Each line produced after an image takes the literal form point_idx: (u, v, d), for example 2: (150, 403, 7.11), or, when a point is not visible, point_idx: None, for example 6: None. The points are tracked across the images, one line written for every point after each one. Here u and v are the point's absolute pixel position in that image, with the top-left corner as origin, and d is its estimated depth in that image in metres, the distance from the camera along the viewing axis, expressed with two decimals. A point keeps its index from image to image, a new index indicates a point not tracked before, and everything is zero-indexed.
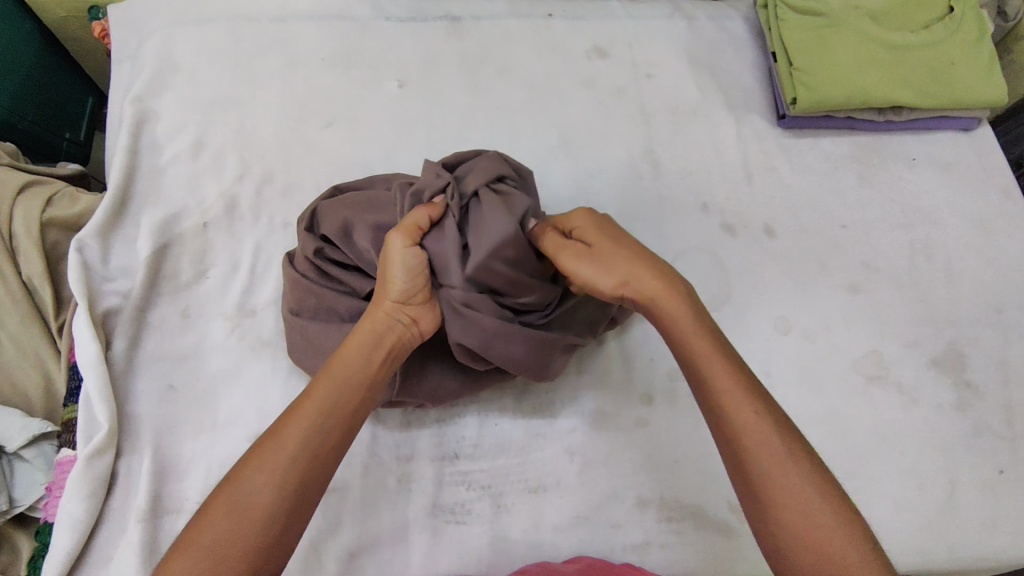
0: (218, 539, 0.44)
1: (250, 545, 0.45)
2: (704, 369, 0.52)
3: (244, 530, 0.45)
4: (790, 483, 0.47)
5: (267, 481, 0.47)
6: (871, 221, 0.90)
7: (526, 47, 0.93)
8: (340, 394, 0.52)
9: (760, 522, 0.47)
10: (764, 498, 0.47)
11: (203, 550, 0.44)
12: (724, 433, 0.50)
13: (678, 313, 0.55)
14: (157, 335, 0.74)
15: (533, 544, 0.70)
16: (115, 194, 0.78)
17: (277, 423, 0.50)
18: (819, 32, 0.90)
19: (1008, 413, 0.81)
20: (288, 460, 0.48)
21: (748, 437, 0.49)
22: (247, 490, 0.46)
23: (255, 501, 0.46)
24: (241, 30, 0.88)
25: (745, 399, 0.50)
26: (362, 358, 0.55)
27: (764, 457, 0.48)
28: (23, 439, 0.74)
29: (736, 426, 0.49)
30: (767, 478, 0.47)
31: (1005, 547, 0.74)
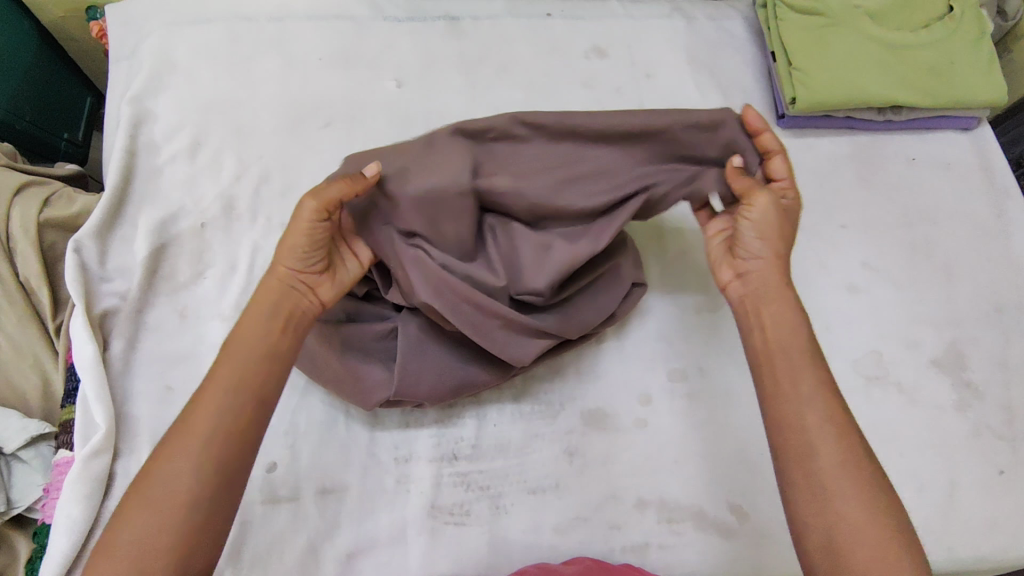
0: (138, 537, 0.45)
1: (174, 538, 0.45)
2: (795, 364, 0.55)
3: (165, 524, 0.46)
4: (846, 479, 0.49)
5: (180, 475, 0.47)
6: (870, 221, 0.90)
7: (525, 47, 0.93)
8: (239, 378, 0.52)
9: (815, 515, 0.49)
10: (823, 486, 0.50)
11: (127, 550, 0.45)
12: (791, 424, 0.53)
13: (776, 303, 0.59)
14: (156, 336, 0.74)
15: (532, 545, 0.70)
16: (113, 195, 0.78)
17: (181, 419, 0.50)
18: (818, 31, 0.90)
19: (1007, 413, 0.81)
20: (196, 448, 0.48)
21: (822, 430, 0.52)
22: (161, 486, 0.47)
23: (171, 496, 0.46)
24: (239, 30, 0.88)
25: (821, 392, 0.53)
26: (259, 337, 0.54)
27: (830, 450, 0.51)
28: (21, 441, 0.74)
29: (805, 416, 0.52)
30: (829, 470, 0.50)
31: (1005, 547, 0.74)
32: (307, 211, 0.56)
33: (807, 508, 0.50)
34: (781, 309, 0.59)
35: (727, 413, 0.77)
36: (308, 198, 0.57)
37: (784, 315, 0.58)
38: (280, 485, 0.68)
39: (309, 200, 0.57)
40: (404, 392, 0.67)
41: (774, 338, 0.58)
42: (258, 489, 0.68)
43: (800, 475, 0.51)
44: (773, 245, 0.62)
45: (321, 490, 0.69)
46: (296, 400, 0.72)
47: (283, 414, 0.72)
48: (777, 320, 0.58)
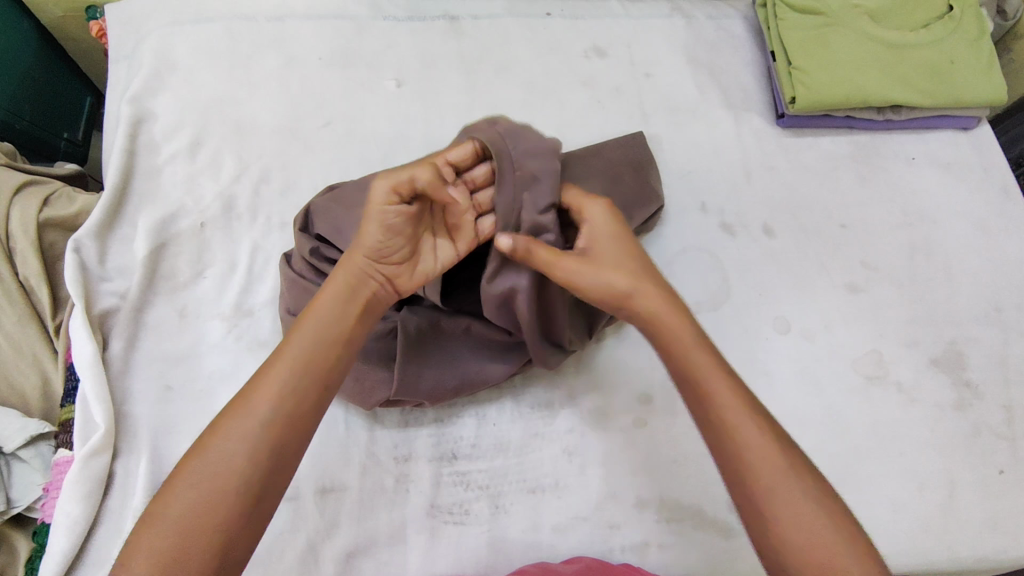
0: (184, 515, 0.45)
1: (223, 518, 0.46)
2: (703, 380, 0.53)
3: (213, 505, 0.46)
4: (795, 501, 0.48)
5: (236, 453, 0.47)
6: (869, 221, 0.90)
7: (525, 47, 0.93)
8: (302, 366, 0.51)
9: (760, 530, 0.49)
10: (772, 515, 0.48)
11: (174, 526, 0.45)
12: (729, 453, 0.50)
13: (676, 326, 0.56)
14: (155, 336, 0.74)
15: (532, 544, 0.70)
16: (112, 194, 0.78)
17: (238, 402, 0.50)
18: (817, 31, 0.90)
19: (1007, 413, 0.81)
20: (256, 431, 0.48)
21: (759, 454, 0.49)
22: (213, 465, 0.47)
23: (220, 477, 0.47)
24: (238, 29, 0.88)
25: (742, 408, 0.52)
26: (334, 326, 0.54)
27: (767, 474, 0.49)
28: (21, 440, 0.74)
29: (740, 444, 0.50)
30: (771, 495, 0.48)
31: (1004, 547, 0.74)
32: (381, 190, 0.55)
33: (755, 528, 0.49)
34: (678, 326, 0.56)
35: None
36: (381, 180, 0.55)
37: (681, 328, 0.55)
38: None
39: (382, 182, 0.55)
40: (402, 391, 0.67)
41: (680, 357, 0.54)
42: None
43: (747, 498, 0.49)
44: (618, 278, 0.57)
45: (321, 490, 0.69)
46: None
47: None
48: (679, 340, 0.55)
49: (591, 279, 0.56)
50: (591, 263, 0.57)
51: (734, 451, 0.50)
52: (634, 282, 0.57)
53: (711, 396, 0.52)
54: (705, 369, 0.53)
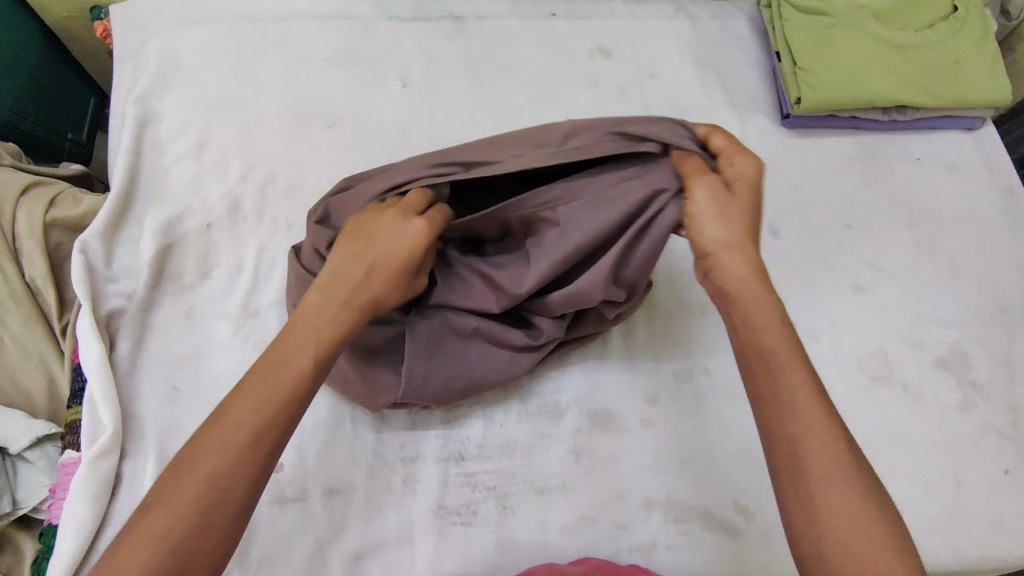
0: (177, 532, 0.42)
1: (214, 542, 0.43)
2: (776, 364, 0.51)
3: (206, 522, 0.43)
4: (842, 488, 0.46)
5: (229, 467, 0.44)
6: (875, 221, 0.90)
7: (530, 47, 0.93)
8: (311, 374, 0.49)
9: (800, 520, 0.47)
10: (816, 497, 0.46)
11: (164, 543, 0.41)
12: (784, 432, 0.49)
13: (760, 295, 0.53)
14: (162, 337, 0.74)
15: (539, 545, 0.70)
16: (118, 195, 0.78)
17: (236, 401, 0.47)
18: (823, 31, 0.90)
19: (1012, 413, 0.81)
20: (252, 444, 0.45)
21: (811, 435, 0.48)
22: (209, 479, 0.43)
23: (217, 489, 0.43)
24: (244, 30, 0.88)
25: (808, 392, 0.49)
26: (336, 337, 0.51)
27: (823, 458, 0.47)
28: (27, 441, 0.74)
29: (799, 423, 0.48)
30: (824, 479, 0.47)
31: (1009, 547, 0.75)
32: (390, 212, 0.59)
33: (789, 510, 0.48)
34: (759, 301, 0.53)
35: (733, 414, 0.77)
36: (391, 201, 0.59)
37: (766, 305, 0.53)
38: (286, 486, 0.68)
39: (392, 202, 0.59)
40: (415, 392, 0.68)
41: (754, 333, 0.52)
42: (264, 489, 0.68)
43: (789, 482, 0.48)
44: (727, 228, 0.54)
45: (328, 491, 0.69)
46: None
47: None
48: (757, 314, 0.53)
49: (707, 222, 0.54)
50: (716, 206, 0.54)
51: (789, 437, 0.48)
52: (738, 238, 0.55)
53: (781, 379, 0.50)
54: (779, 354, 0.51)
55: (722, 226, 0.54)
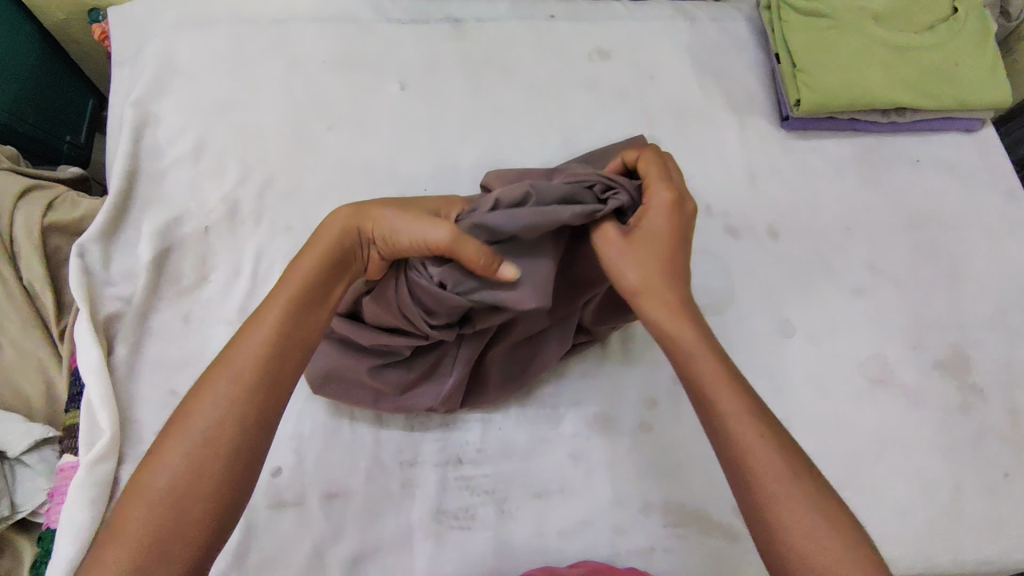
0: (170, 483, 0.44)
1: (207, 489, 0.44)
2: (708, 389, 0.53)
3: (196, 467, 0.45)
4: (799, 509, 0.48)
5: (218, 412, 0.47)
6: (874, 224, 0.90)
7: (528, 49, 0.93)
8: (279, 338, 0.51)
9: (762, 534, 0.49)
10: (771, 521, 0.48)
11: (155, 495, 0.44)
12: (737, 460, 0.50)
13: (675, 325, 0.56)
14: (159, 341, 0.74)
15: (537, 548, 0.70)
16: (116, 199, 0.78)
17: (224, 355, 0.50)
18: (822, 33, 0.90)
19: (1012, 416, 0.81)
20: (230, 396, 0.47)
21: (761, 461, 0.49)
22: (197, 429, 0.46)
23: (206, 437, 0.46)
24: (242, 33, 0.88)
25: (750, 418, 0.51)
26: (318, 283, 0.54)
27: (772, 481, 0.48)
28: (25, 445, 0.75)
29: (745, 449, 0.50)
30: (777, 503, 0.48)
31: (1009, 550, 0.75)
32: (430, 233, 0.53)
33: (755, 529, 0.49)
34: (680, 325, 0.56)
35: None
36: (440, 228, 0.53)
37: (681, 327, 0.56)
38: (285, 490, 0.68)
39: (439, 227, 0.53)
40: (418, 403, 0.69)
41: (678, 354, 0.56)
42: (263, 493, 0.68)
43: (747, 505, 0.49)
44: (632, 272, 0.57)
45: (326, 495, 0.69)
46: (301, 404, 0.72)
47: (288, 418, 0.72)
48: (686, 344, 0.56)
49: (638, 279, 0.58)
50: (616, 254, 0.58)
51: (741, 466, 0.50)
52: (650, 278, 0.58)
53: (712, 404, 0.52)
54: (706, 377, 0.54)
55: (631, 271, 0.57)
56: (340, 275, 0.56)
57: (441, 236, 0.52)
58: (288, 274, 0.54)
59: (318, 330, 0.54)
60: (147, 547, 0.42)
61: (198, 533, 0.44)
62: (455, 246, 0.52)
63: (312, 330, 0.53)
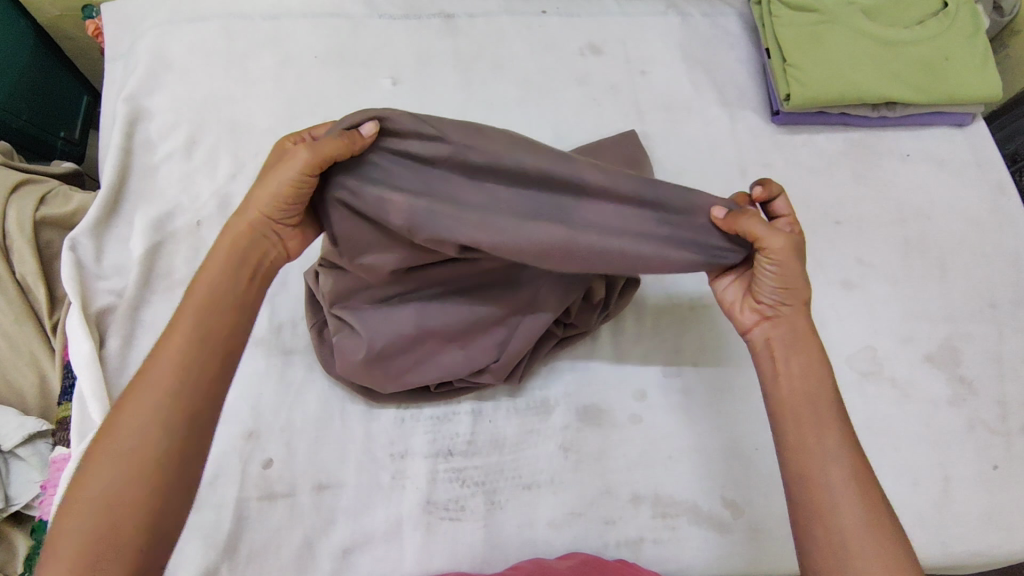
0: (104, 493, 0.44)
1: (144, 493, 0.45)
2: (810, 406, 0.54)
3: (129, 475, 0.45)
4: (867, 520, 0.50)
5: (144, 423, 0.46)
6: (865, 217, 0.90)
7: (520, 45, 0.93)
8: (206, 341, 0.50)
9: (822, 527, 0.50)
10: (839, 523, 0.50)
11: (91, 505, 0.44)
12: (822, 466, 0.52)
13: (806, 345, 0.57)
14: (151, 334, 0.74)
15: (527, 540, 0.70)
16: (108, 193, 0.78)
17: (145, 367, 0.49)
18: (811, 28, 0.91)
19: (1001, 408, 0.81)
20: (161, 400, 0.47)
21: (842, 473, 0.51)
22: (124, 440, 0.46)
23: (135, 447, 0.45)
24: (235, 29, 0.88)
25: (842, 437, 0.53)
26: (226, 289, 0.53)
27: (849, 491, 0.51)
28: (18, 439, 0.76)
29: (833, 459, 0.52)
30: (847, 508, 0.50)
31: (998, 542, 0.75)
32: (298, 160, 0.52)
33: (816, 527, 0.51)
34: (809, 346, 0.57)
35: (723, 410, 0.77)
36: (302, 149, 0.52)
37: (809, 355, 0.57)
38: (276, 481, 0.69)
39: (302, 150, 0.52)
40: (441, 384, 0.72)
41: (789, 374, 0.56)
42: (254, 484, 0.69)
43: (816, 499, 0.51)
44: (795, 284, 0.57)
45: (316, 487, 0.69)
46: (293, 397, 0.73)
47: (279, 411, 0.72)
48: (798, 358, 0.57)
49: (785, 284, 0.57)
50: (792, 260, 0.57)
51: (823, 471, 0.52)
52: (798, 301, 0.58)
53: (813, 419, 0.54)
54: (814, 393, 0.55)
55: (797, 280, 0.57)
56: (251, 275, 0.55)
57: (301, 153, 0.52)
58: (195, 287, 0.53)
59: (239, 333, 0.53)
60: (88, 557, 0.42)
61: (144, 533, 0.44)
62: (317, 157, 0.51)
63: (236, 330, 0.52)
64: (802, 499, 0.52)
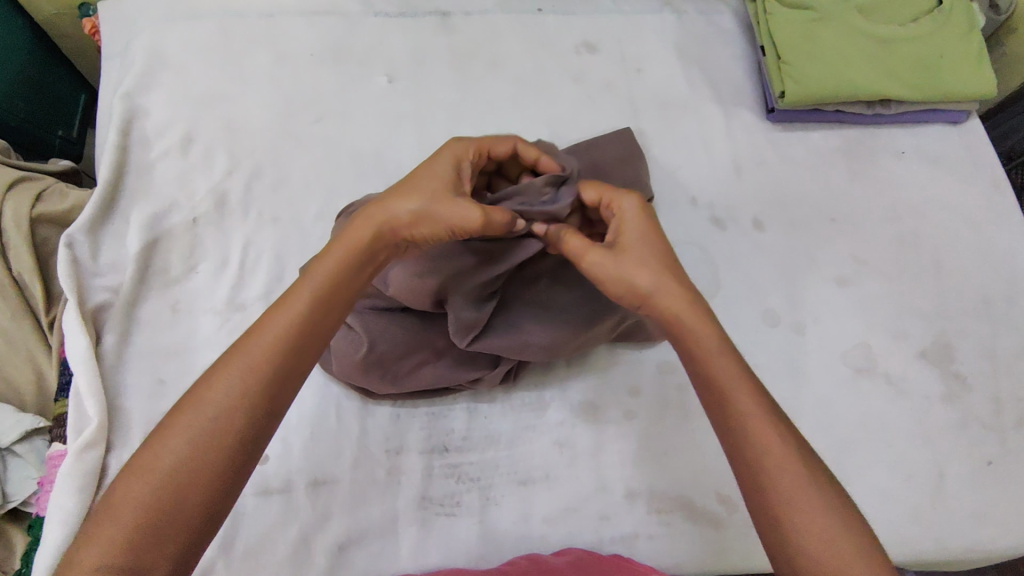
0: (174, 467, 0.44)
1: (212, 477, 0.45)
2: (729, 389, 0.52)
3: (202, 455, 0.45)
4: (812, 510, 0.48)
5: (225, 403, 0.47)
6: (859, 214, 0.90)
7: (515, 42, 0.94)
8: (306, 337, 0.51)
9: (773, 540, 0.48)
10: (785, 527, 0.48)
11: (159, 476, 0.44)
12: (749, 461, 0.50)
13: (700, 328, 0.55)
14: (147, 331, 0.74)
15: (522, 535, 0.70)
16: (104, 191, 0.78)
17: (239, 340, 0.49)
18: (805, 25, 0.91)
19: (995, 404, 0.82)
20: (249, 384, 0.47)
21: (775, 466, 0.49)
22: (207, 415, 0.46)
23: (215, 427, 0.46)
24: (231, 27, 0.88)
25: (767, 421, 0.51)
26: (340, 284, 0.53)
27: (787, 484, 0.48)
28: (16, 435, 0.76)
29: (762, 451, 0.50)
30: (789, 505, 0.48)
31: (991, 538, 0.75)
32: (471, 219, 0.54)
33: (767, 535, 0.49)
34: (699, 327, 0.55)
35: None
36: (478, 210, 0.54)
37: (713, 340, 0.54)
38: (272, 477, 0.69)
39: (477, 210, 0.54)
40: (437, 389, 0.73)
41: (708, 366, 0.54)
42: (250, 480, 0.69)
43: (759, 504, 0.49)
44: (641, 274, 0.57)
45: (312, 482, 0.70)
46: None
47: None
48: (704, 338, 0.54)
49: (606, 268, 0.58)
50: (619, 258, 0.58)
51: (758, 471, 0.49)
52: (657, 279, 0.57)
53: (736, 408, 0.52)
54: (729, 381, 0.52)
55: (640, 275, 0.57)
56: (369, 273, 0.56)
57: (479, 215, 0.54)
58: (312, 267, 0.53)
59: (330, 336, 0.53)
60: (139, 530, 0.42)
61: (196, 520, 0.44)
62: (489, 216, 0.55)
63: (326, 328, 0.53)
64: (752, 506, 0.50)
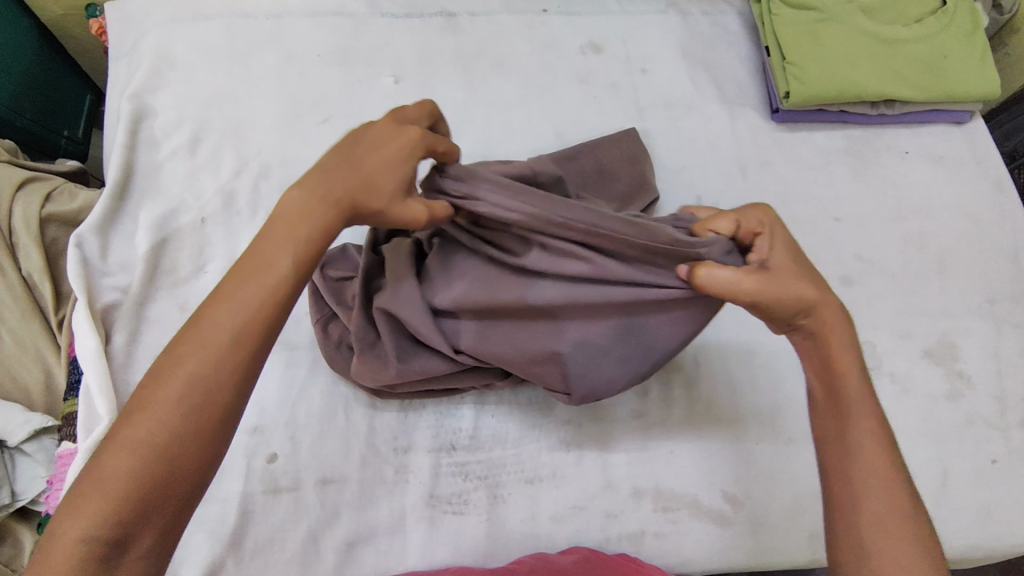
0: (163, 440, 0.41)
1: (203, 443, 0.42)
2: (848, 405, 0.54)
3: (190, 432, 0.42)
4: (894, 522, 0.49)
5: (208, 369, 0.43)
6: (864, 214, 0.91)
7: (520, 43, 0.94)
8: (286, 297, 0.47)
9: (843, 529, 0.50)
10: (863, 530, 0.49)
11: (149, 446, 0.41)
12: (848, 465, 0.52)
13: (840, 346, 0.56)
14: (156, 330, 0.75)
15: (528, 534, 0.71)
16: (113, 191, 0.79)
17: (214, 306, 0.45)
18: (810, 26, 0.91)
19: (999, 403, 0.82)
20: (230, 349, 0.44)
21: (869, 477, 0.51)
22: (191, 380, 0.43)
23: (199, 395, 0.43)
24: (238, 27, 0.89)
25: (876, 439, 0.53)
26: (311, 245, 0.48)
27: (880, 497, 0.50)
28: (24, 435, 0.76)
29: (865, 462, 0.51)
30: (878, 512, 0.50)
31: (994, 535, 0.76)
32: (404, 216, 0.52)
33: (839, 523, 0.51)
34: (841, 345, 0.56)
35: (724, 404, 0.77)
36: (417, 207, 0.52)
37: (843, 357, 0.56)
38: (280, 475, 0.70)
39: (417, 206, 0.52)
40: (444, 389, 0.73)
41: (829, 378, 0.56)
42: (259, 479, 0.69)
43: (840, 500, 0.51)
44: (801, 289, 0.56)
45: (320, 481, 0.70)
46: (296, 393, 0.73)
47: (283, 406, 0.73)
48: (838, 356, 0.56)
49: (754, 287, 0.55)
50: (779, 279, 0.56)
51: (851, 476, 0.51)
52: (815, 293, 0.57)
53: (849, 421, 0.53)
54: (850, 394, 0.54)
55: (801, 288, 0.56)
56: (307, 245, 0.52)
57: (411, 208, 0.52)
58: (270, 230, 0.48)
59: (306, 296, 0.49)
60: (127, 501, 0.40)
61: (186, 489, 0.42)
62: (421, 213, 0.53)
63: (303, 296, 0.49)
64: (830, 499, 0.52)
